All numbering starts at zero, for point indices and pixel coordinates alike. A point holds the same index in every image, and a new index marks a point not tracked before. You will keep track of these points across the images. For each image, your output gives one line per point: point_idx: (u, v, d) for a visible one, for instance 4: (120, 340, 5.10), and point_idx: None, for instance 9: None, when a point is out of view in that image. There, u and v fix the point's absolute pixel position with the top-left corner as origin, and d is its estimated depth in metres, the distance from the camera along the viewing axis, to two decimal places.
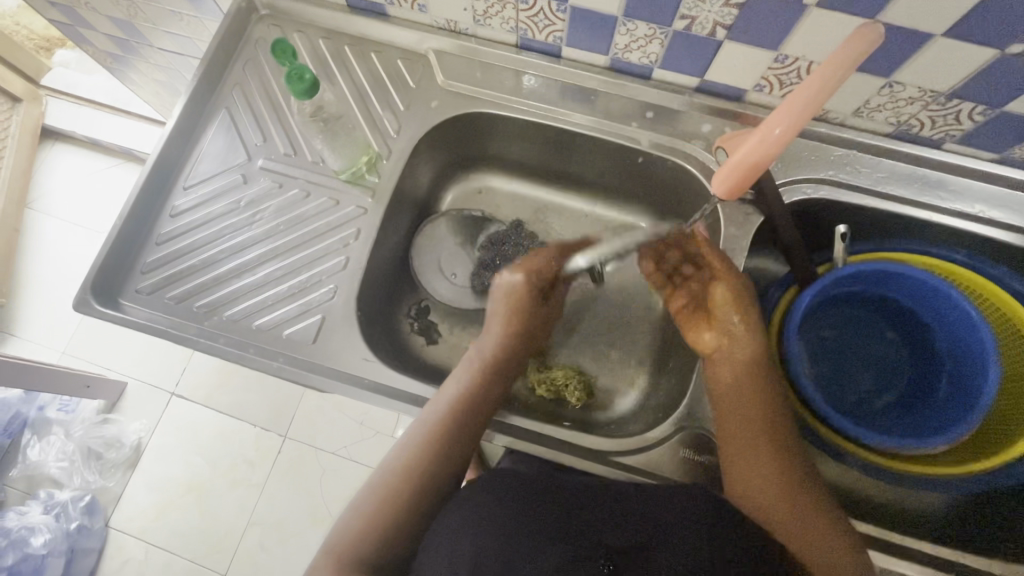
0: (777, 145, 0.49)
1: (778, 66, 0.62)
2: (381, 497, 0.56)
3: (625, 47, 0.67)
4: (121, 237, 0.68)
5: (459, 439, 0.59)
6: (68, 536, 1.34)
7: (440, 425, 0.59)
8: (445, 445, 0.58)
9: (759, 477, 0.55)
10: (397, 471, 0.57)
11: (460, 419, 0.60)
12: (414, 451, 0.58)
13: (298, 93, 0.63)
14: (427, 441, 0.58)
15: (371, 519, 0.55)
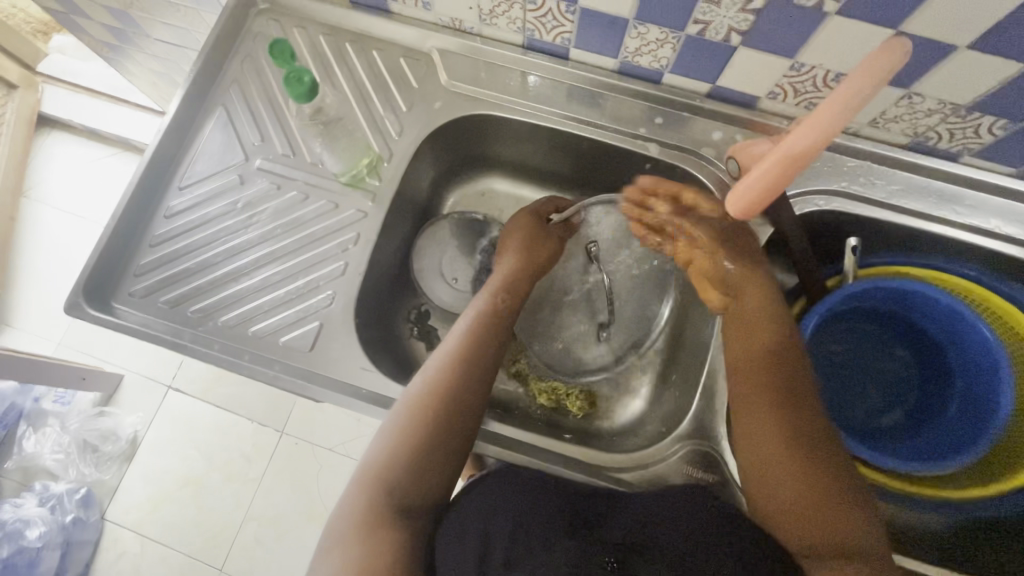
0: (800, 160, 0.46)
1: (793, 74, 0.60)
2: (403, 431, 0.56)
3: (635, 51, 0.65)
4: (114, 239, 0.66)
5: (478, 379, 0.60)
6: (63, 529, 1.33)
7: (458, 363, 0.60)
8: (467, 386, 0.59)
9: (774, 435, 0.54)
10: (416, 406, 0.57)
11: (477, 359, 0.60)
12: (431, 388, 0.58)
13: (297, 96, 0.61)
14: (446, 378, 0.58)
15: (394, 456, 0.55)
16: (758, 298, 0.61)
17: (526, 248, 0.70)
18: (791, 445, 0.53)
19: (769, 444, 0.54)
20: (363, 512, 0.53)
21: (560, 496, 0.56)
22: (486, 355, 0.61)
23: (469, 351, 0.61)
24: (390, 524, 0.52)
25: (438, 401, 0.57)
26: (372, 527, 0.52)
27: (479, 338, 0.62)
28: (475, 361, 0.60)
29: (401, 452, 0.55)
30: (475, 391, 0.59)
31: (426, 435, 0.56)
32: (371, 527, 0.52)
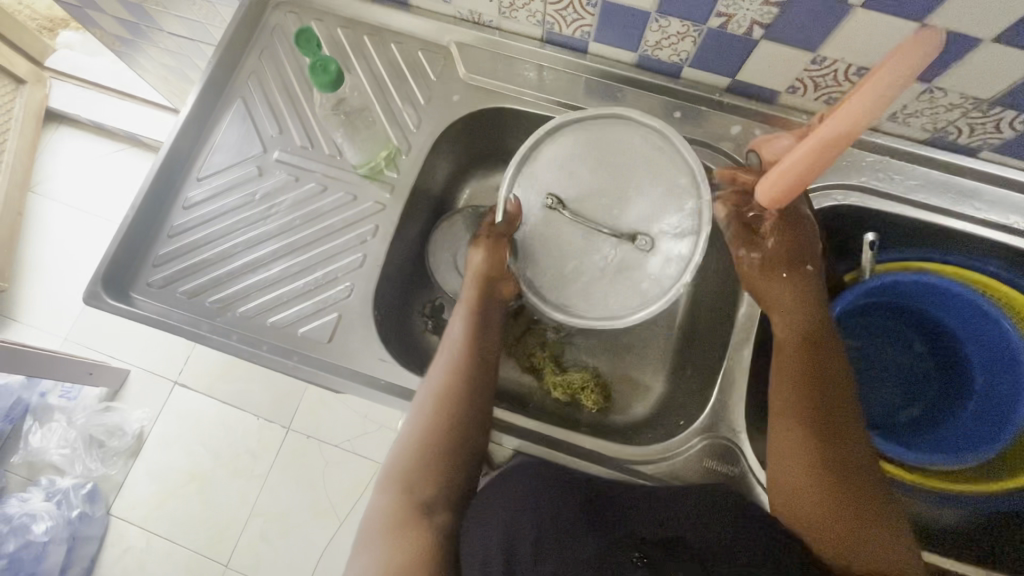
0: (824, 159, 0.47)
1: (814, 68, 0.60)
2: (412, 457, 0.58)
3: (655, 45, 0.65)
4: (132, 229, 0.66)
5: (469, 398, 0.60)
6: (69, 523, 1.33)
7: (447, 387, 0.60)
8: (458, 408, 0.59)
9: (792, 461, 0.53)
10: (416, 434, 0.59)
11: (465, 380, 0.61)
12: (424, 415, 0.59)
13: (322, 85, 0.61)
14: (437, 403, 0.59)
15: (406, 478, 0.57)
16: (793, 306, 0.59)
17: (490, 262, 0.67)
18: (809, 471, 0.52)
19: (790, 458, 0.53)
20: (397, 510, 0.56)
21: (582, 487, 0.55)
22: (472, 374, 0.62)
23: (452, 373, 0.61)
24: (421, 517, 0.55)
25: (439, 419, 0.59)
26: (398, 536, 0.54)
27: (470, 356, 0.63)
28: (462, 382, 0.61)
29: (412, 475, 0.57)
30: (469, 410, 0.59)
31: (436, 453, 0.58)
32: (398, 532, 0.54)
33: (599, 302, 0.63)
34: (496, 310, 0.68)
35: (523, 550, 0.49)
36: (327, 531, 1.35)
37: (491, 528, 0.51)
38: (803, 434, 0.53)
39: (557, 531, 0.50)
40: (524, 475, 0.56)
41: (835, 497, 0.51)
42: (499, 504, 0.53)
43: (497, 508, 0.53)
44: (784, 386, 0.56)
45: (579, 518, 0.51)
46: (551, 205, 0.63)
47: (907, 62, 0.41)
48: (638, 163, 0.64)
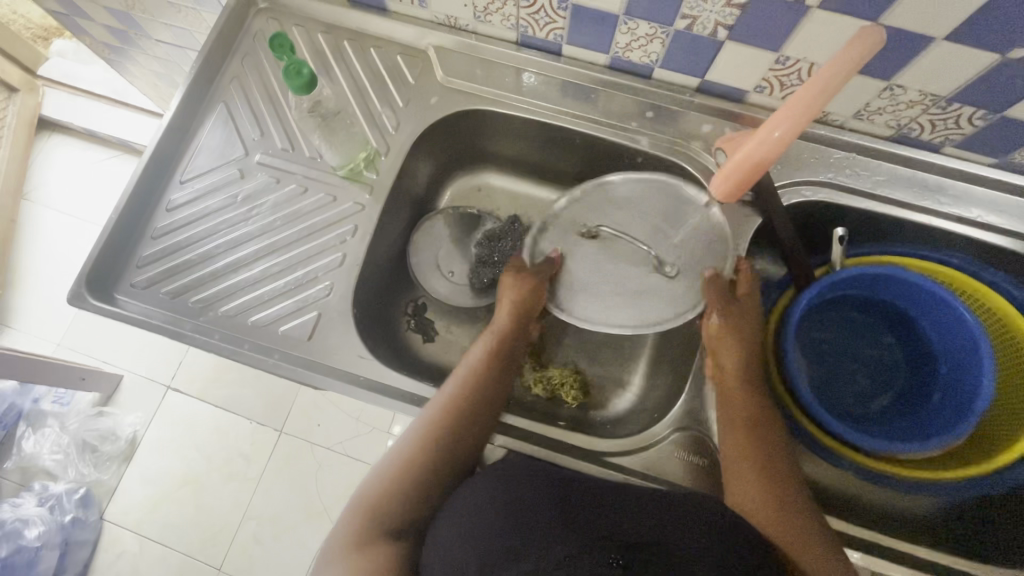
0: (773, 147, 0.50)
1: (779, 68, 0.62)
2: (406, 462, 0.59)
3: (626, 47, 0.67)
4: (116, 231, 0.67)
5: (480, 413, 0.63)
6: (62, 528, 1.34)
7: (462, 399, 0.62)
8: (444, 448, 0.59)
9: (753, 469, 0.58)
10: (417, 440, 0.60)
11: (458, 417, 0.61)
12: (430, 423, 0.61)
13: (297, 88, 0.62)
14: (427, 437, 0.60)
15: (398, 479, 0.58)
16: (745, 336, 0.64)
17: (524, 295, 0.69)
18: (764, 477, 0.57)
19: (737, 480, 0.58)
20: (356, 533, 0.56)
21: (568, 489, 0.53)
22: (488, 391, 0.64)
23: (456, 408, 0.61)
24: (380, 538, 0.56)
25: (421, 451, 0.59)
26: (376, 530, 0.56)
27: (471, 395, 0.63)
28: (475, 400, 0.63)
29: (398, 493, 0.58)
30: (477, 425, 0.62)
31: (410, 483, 0.58)
32: (353, 551, 0.55)
33: (629, 310, 0.69)
34: (517, 347, 0.69)
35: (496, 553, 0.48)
36: (318, 534, 1.36)
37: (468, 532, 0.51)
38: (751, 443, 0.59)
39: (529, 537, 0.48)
40: (508, 480, 0.55)
41: (783, 503, 0.55)
42: (474, 508, 0.53)
43: (474, 512, 0.53)
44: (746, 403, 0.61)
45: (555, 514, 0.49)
46: (586, 231, 0.73)
47: (844, 71, 0.44)
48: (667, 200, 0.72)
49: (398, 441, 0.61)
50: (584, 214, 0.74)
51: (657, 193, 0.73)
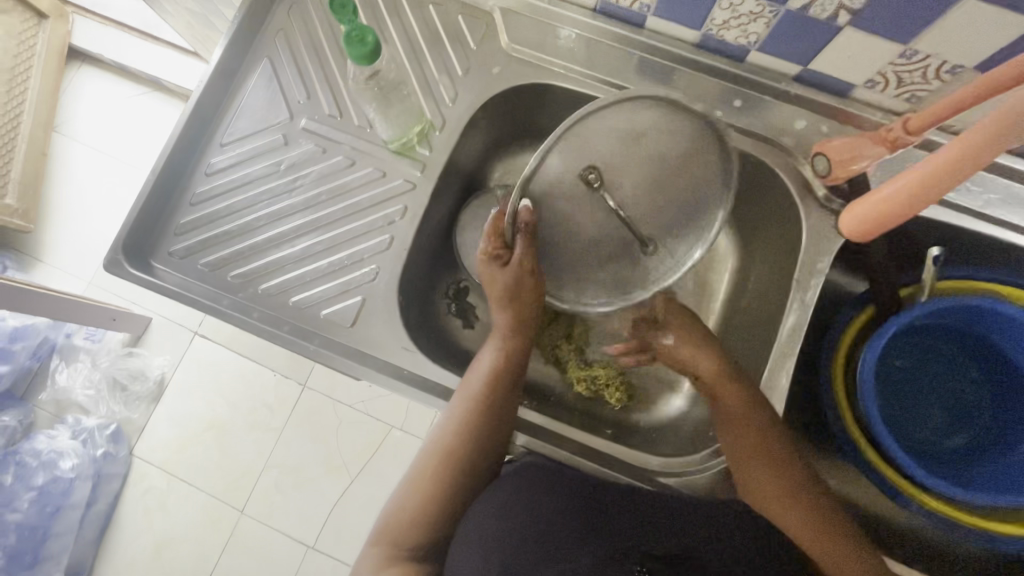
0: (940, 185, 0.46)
1: (902, 62, 0.54)
2: (436, 473, 0.58)
3: (722, 24, 0.59)
4: (152, 197, 0.64)
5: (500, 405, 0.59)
6: (94, 461, 1.39)
7: (474, 419, 0.58)
8: (468, 466, 0.58)
9: (774, 498, 0.56)
10: (443, 442, 0.59)
11: (478, 434, 0.58)
12: (455, 431, 0.59)
13: (359, 58, 0.55)
14: (447, 455, 0.58)
15: (429, 495, 0.57)
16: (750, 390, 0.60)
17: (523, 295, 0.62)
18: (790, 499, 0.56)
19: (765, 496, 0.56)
20: (382, 556, 0.55)
21: (588, 492, 0.54)
22: (498, 382, 0.60)
23: (474, 424, 0.58)
24: (407, 559, 0.55)
25: (442, 468, 0.58)
26: (407, 534, 0.56)
27: (485, 408, 0.58)
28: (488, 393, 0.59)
29: (423, 519, 0.56)
30: (501, 432, 0.59)
31: (437, 505, 0.57)
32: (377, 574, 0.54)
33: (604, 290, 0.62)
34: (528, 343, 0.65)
35: (520, 559, 0.49)
36: (337, 487, 1.39)
37: (490, 535, 0.51)
38: (768, 475, 0.56)
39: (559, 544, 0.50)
40: (529, 482, 0.55)
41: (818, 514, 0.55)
42: (499, 509, 0.53)
43: (495, 512, 0.53)
44: (765, 438, 0.57)
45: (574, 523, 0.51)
46: (592, 179, 0.57)
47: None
48: (682, 163, 0.59)
49: (419, 457, 0.60)
50: (592, 148, 0.58)
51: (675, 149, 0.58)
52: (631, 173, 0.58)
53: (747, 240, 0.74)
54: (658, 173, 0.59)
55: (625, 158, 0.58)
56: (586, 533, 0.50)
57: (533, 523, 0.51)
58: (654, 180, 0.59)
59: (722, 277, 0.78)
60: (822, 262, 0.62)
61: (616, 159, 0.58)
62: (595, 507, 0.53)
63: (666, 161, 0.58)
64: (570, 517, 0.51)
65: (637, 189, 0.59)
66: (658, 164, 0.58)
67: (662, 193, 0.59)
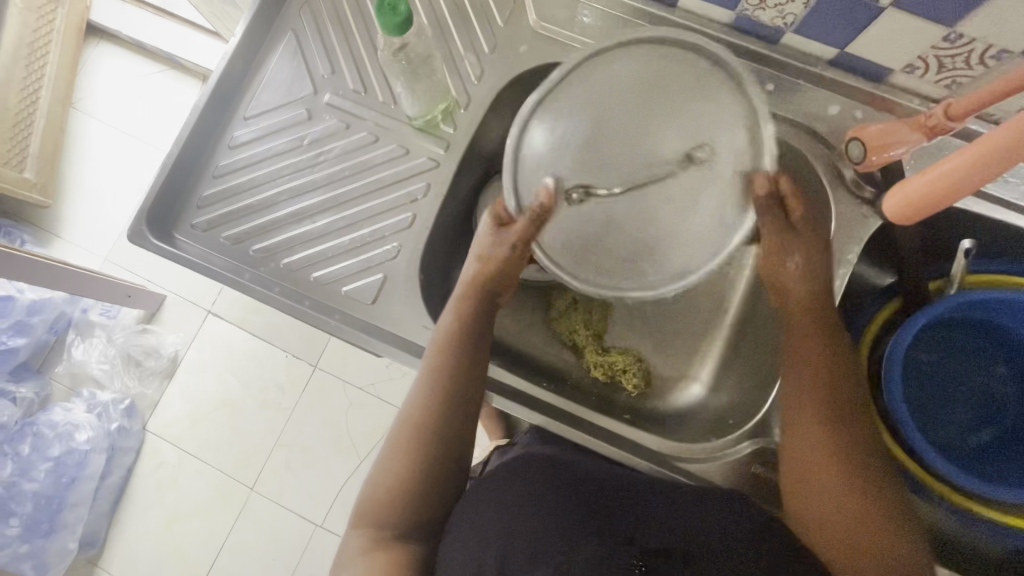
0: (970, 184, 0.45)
1: (945, 46, 0.52)
2: (403, 461, 0.57)
3: (759, 4, 0.57)
4: (175, 169, 0.63)
5: (472, 378, 0.59)
6: (108, 435, 1.41)
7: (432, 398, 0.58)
8: (432, 450, 0.57)
9: (827, 476, 0.51)
10: (406, 426, 0.59)
11: (437, 413, 0.58)
12: (419, 413, 0.58)
13: (389, 29, 0.54)
14: (411, 440, 0.58)
15: (403, 480, 0.57)
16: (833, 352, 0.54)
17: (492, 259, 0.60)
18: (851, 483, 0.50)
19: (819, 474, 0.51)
20: (366, 538, 0.57)
21: (581, 488, 0.55)
22: (467, 359, 0.59)
23: (432, 404, 0.58)
24: (389, 542, 0.56)
25: (407, 453, 0.57)
26: (385, 519, 0.57)
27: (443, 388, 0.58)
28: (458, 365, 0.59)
29: (395, 508, 0.57)
30: (460, 413, 0.58)
31: (406, 493, 0.57)
32: (363, 555, 0.56)
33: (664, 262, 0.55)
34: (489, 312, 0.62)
35: (517, 555, 0.48)
36: (346, 467, 1.40)
37: (491, 527, 0.52)
38: (836, 457, 0.51)
39: (555, 535, 0.49)
40: (521, 482, 0.57)
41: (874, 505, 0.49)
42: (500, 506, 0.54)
43: (494, 512, 0.53)
44: (830, 414, 0.52)
45: (574, 524, 0.50)
46: (578, 194, 0.55)
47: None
48: (649, 114, 0.55)
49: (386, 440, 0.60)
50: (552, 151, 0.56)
51: (636, 104, 0.55)
52: (612, 138, 0.55)
53: None
54: (647, 139, 0.54)
55: (601, 140, 0.55)
56: (579, 525, 0.50)
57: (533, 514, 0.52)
58: (654, 129, 0.54)
59: None
60: (852, 251, 0.61)
61: (589, 137, 0.55)
62: (590, 502, 0.53)
63: (627, 118, 0.55)
64: (570, 519, 0.50)
65: (630, 151, 0.54)
66: (616, 126, 0.55)
67: (648, 138, 0.54)
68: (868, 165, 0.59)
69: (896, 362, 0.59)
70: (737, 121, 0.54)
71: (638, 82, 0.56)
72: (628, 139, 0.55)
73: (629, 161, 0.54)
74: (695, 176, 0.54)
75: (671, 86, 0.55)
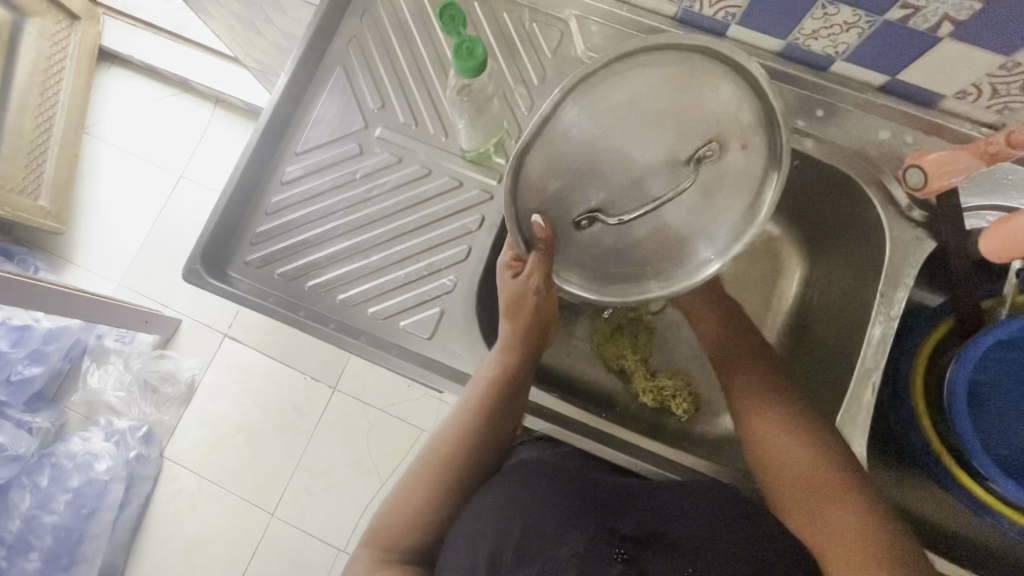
0: None
1: (1000, 74, 0.53)
2: (424, 482, 0.59)
3: (811, 33, 0.58)
4: (228, 207, 0.63)
5: (498, 422, 0.59)
6: (126, 463, 1.39)
7: (462, 434, 0.59)
8: (457, 480, 0.59)
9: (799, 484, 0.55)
10: (433, 455, 0.60)
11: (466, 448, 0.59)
12: (448, 444, 0.59)
13: (466, 71, 0.54)
14: (437, 468, 0.59)
15: (426, 502, 0.58)
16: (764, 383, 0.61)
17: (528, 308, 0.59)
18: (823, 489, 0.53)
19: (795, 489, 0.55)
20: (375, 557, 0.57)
21: (579, 483, 0.56)
22: (505, 401, 0.58)
23: (462, 439, 0.59)
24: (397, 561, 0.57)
25: (429, 479, 0.59)
26: (399, 538, 0.58)
27: (476, 426, 0.58)
28: (487, 416, 0.58)
29: (408, 528, 0.58)
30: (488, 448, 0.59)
31: (422, 517, 0.58)
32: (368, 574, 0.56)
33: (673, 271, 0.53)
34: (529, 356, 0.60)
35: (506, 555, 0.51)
36: (368, 490, 1.38)
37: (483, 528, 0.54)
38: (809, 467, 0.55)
39: (548, 528, 0.52)
40: (533, 483, 0.56)
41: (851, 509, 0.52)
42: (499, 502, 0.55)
43: (498, 508, 0.55)
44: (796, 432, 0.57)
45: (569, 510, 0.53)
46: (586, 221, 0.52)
47: None
48: (635, 113, 0.49)
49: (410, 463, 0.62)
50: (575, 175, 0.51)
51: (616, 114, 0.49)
52: (633, 150, 0.50)
53: (816, 250, 0.74)
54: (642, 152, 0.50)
55: (581, 153, 0.50)
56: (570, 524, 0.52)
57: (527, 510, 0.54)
58: (672, 133, 0.49)
59: (787, 286, 0.77)
60: (908, 274, 0.61)
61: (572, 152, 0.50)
62: (582, 496, 0.54)
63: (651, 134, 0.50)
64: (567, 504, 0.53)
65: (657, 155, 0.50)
66: (619, 136, 0.50)
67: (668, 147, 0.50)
68: (925, 194, 0.60)
69: (960, 386, 0.60)
70: (738, 117, 0.49)
71: (645, 90, 0.49)
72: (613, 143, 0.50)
73: (620, 167, 0.50)
74: (710, 177, 0.50)
75: (666, 99, 0.49)
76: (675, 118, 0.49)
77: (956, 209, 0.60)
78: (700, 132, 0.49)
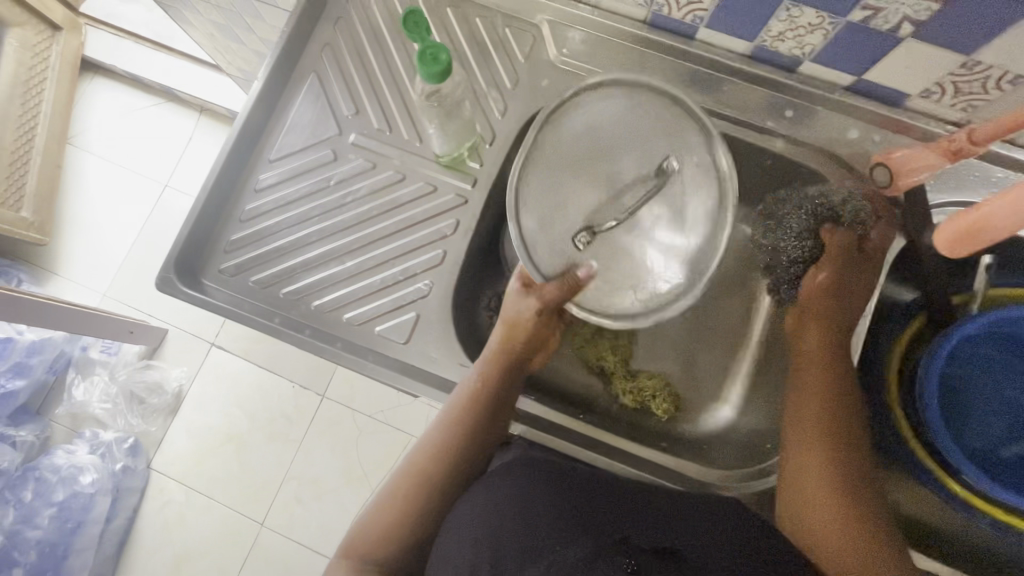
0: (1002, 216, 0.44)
1: (962, 72, 0.54)
2: (406, 489, 0.59)
3: (777, 35, 0.59)
4: (203, 216, 0.63)
5: (487, 433, 0.60)
6: (113, 475, 1.37)
7: (450, 446, 0.59)
8: (439, 488, 0.59)
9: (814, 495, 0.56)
10: (418, 464, 0.60)
11: (452, 457, 0.59)
12: (435, 454, 0.60)
13: (430, 77, 0.54)
14: (423, 478, 0.59)
15: (404, 509, 0.58)
16: (832, 381, 0.60)
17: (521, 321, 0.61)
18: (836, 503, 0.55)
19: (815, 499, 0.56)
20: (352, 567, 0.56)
21: (573, 479, 0.54)
22: (494, 412, 0.60)
23: (450, 451, 0.59)
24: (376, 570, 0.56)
25: (411, 488, 0.59)
26: (379, 547, 0.57)
27: (463, 437, 0.59)
28: (471, 425, 0.59)
29: (389, 538, 0.57)
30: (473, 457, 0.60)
31: (403, 527, 0.58)
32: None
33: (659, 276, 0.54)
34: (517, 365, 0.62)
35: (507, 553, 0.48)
36: (357, 498, 1.38)
37: (473, 527, 0.51)
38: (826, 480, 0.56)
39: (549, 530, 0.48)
40: (521, 480, 0.54)
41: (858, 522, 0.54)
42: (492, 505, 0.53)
43: (486, 512, 0.52)
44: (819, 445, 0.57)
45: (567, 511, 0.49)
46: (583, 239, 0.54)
47: None
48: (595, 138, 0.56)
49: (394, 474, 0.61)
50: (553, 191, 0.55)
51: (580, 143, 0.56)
52: (603, 169, 0.55)
53: None
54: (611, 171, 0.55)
55: (560, 175, 0.56)
56: (570, 525, 0.49)
57: (521, 508, 0.51)
58: (635, 151, 0.56)
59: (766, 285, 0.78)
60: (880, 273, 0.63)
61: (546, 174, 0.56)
62: (574, 493, 0.52)
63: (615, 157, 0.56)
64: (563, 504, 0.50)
65: (622, 172, 0.55)
66: (589, 157, 0.56)
67: (632, 164, 0.55)
68: (893, 191, 0.61)
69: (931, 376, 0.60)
70: (692, 136, 0.55)
71: (603, 120, 0.56)
72: (586, 164, 0.56)
73: (594, 183, 0.55)
74: (672, 186, 0.54)
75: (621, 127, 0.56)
76: (632, 141, 0.56)
77: (924, 205, 0.61)
78: (658, 151, 0.55)
